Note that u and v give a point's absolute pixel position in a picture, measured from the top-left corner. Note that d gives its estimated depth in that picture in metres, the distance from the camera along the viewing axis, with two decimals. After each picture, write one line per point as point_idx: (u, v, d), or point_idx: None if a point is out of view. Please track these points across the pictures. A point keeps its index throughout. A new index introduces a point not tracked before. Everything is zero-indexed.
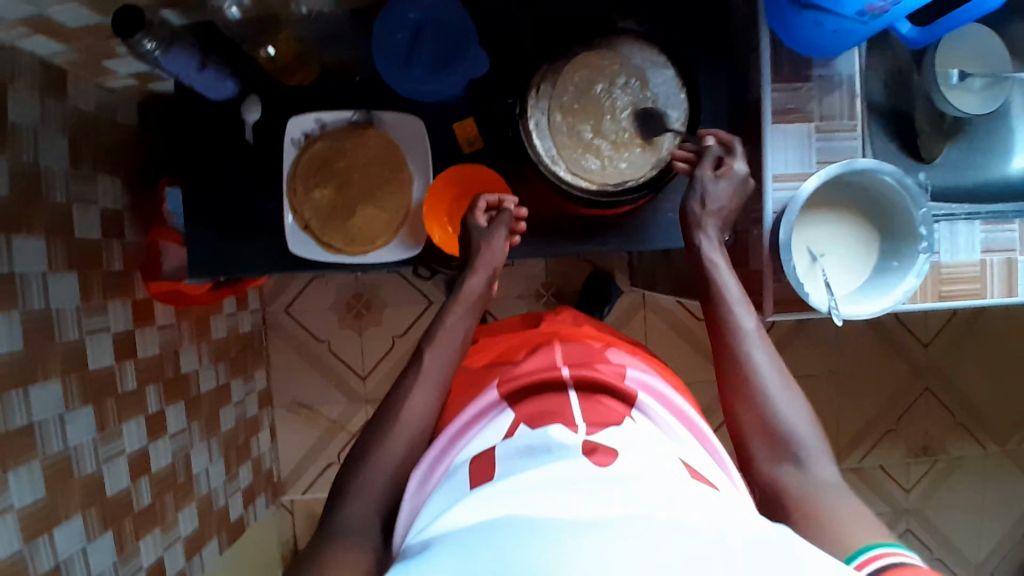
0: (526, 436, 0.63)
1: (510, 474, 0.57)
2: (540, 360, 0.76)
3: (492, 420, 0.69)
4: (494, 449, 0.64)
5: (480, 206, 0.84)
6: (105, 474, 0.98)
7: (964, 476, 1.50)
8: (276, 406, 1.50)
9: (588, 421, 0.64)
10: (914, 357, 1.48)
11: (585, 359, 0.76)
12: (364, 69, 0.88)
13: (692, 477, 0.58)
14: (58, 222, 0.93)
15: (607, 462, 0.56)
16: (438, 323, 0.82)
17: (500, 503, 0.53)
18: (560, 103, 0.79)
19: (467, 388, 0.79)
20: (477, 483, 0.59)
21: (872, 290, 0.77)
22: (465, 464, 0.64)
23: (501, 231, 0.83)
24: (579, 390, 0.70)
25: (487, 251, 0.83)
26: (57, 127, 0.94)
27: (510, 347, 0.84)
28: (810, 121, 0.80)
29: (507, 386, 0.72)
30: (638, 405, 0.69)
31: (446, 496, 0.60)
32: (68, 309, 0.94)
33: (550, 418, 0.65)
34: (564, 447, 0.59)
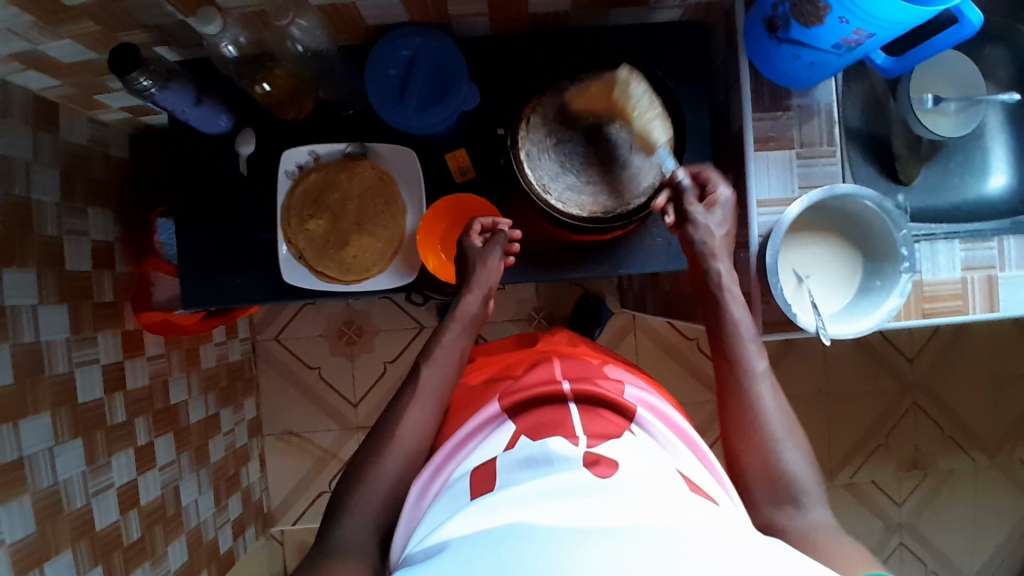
0: (527, 446, 0.63)
1: (510, 486, 0.59)
2: (540, 372, 0.76)
3: (490, 434, 0.69)
4: (495, 459, 0.64)
5: (473, 228, 0.85)
6: (94, 508, 0.96)
7: (955, 490, 1.52)
8: (266, 434, 1.48)
9: (587, 433, 0.64)
10: (900, 373, 1.50)
11: (585, 374, 0.76)
12: (356, 101, 0.90)
13: (692, 490, 0.59)
14: (49, 253, 0.93)
15: (607, 473, 0.57)
16: (435, 340, 0.83)
17: (501, 512, 0.54)
18: (548, 133, 0.81)
19: (463, 406, 0.79)
20: (478, 493, 0.60)
21: (857, 310, 0.79)
22: (465, 474, 0.65)
23: (496, 251, 0.84)
24: (579, 403, 0.70)
25: (482, 272, 0.84)
26: (49, 160, 0.95)
27: (507, 364, 0.84)
28: (791, 148, 0.82)
29: (507, 399, 0.72)
30: (637, 420, 0.69)
31: (446, 508, 0.61)
32: (58, 341, 0.93)
33: (550, 430, 0.65)
34: (567, 459, 0.60)
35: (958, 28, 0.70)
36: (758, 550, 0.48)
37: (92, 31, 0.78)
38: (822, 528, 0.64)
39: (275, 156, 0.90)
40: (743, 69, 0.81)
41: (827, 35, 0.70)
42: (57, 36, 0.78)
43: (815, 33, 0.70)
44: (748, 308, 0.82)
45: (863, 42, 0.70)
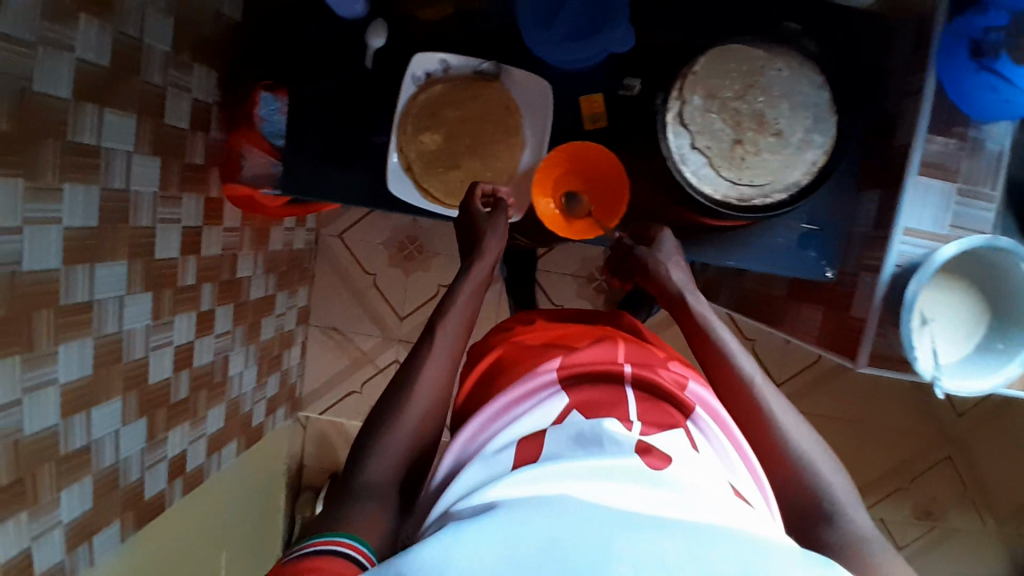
0: (578, 423, 0.59)
1: (555, 458, 0.55)
2: (601, 350, 0.72)
3: (542, 402, 0.64)
4: (544, 432, 0.60)
5: (476, 193, 0.80)
6: (150, 362, 0.97)
7: (959, 547, 1.49)
8: (312, 325, 1.50)
9: (643, 420, 0.60)
10: (942, 424, 1.47)
11: (647, 362, 0.71)
12: (499, 19, 0.83)
13: (736, 497, 0.55)
14: (149, 102, 0.90)
15: (660, 465, 0.53)
16: (450, 300, 0.77)
17: (546, 481, 0.51)
18: (704, 100, 0.75)
19: (523, 362, 0.76)
20: (521, 463, 0.56)
21: (972, 368, 0.74)
22: (510, 438, 0.61)
23: (501, 218, 0.80)
24: (637, 390, 0.65)
25: (488, 242, 0.79)
26: (167, 6, 0.90)
27: (567, 334, 0.81)
28: (953, 181, 0.76)
29: (566, 364, 0.68)
30: (693, 416, 0.64)
31: (484, 470, 0.58)
32: (145, 193, 0.92)
33: (605, 410, 0.61)
34: (619, 444, 0.55)
35: None
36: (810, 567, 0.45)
37: None
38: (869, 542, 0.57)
39: (402, 59, 0.85)
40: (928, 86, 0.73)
41: None
42: None
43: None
44: (859, 335, 0.78)
45: None
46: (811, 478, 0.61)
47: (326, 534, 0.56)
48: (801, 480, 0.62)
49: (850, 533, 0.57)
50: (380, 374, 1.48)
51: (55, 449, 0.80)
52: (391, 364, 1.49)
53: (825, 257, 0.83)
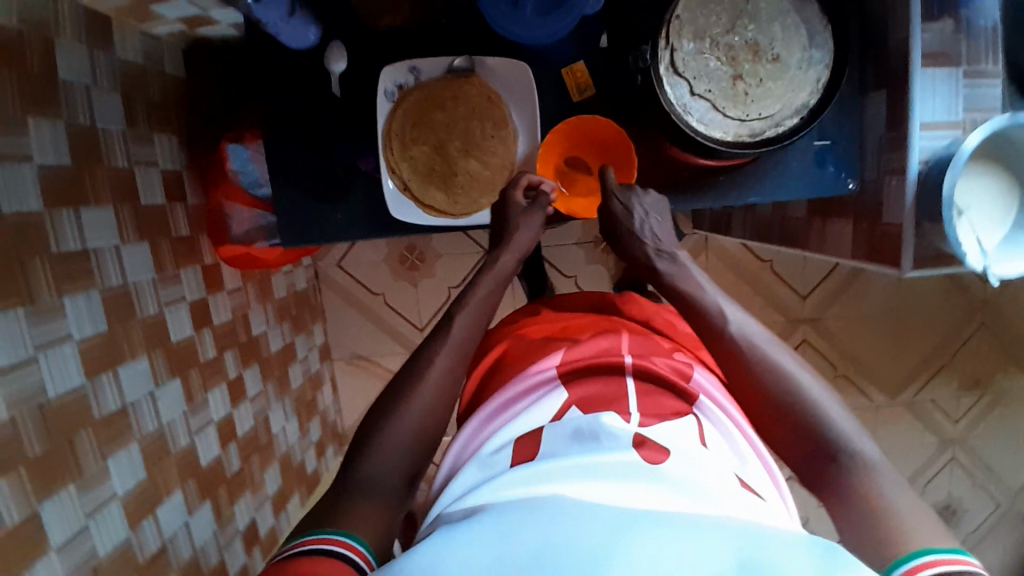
0: (575, 418, 0.62)
1: (553, 458, 0.58)
2: (602, 342, 0.74)
3: (542, 398, 0.68)
4: (540, 431, 0.63)
5: (520, 184, 0.78)
6: (197, 445, 0.96)
7: (1012, 405, 1.52)
8: (335, 358, 1.47)
9: (642, 411, 0.64)
10: (971, 293, 1.47)
11: (647, 350, 0.73)
12: (459, 11, 0.79)
13: (743, 487, 0.58)
14: (122, 188, 0.86)
15: (658, 459, 0.56)
16: (469, 294, 0.76)
17: (539, 484, 0.54)
18: (693, 43, 0.72)
19: (520, 358, 0.78)
20: (518, 463, 0.60)
21: (1017, 246, 0.74)
22: (507, 442, 0.64)
23: (536, 216, 0.78)
24: (639, 380, 0.68)
25: (518, 236, 0.78)
26: (109, 83, 0.85)
27: (568, 327, 0.81)
28: (958, 65, 0.74)
29: (563, 362, 0.71)
30: (697, 406, 0.68)
31: (480, 472, 0.62)
32: (144, 281, 0.88)
33: (603, 406, 0.64)
34: (615, 439, 0.58)
35: None
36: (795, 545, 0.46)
37: None
38: (876, 475, 0.59)
39: (370, 77, 0.81)
40: None
41: None
42: None
43: None
44: (896, 242, 0.77)
45: None
46: (817, 421, 0.63)
47: (314, 532, 0.57)
48: (808, 427, 0.63)
49: (861, 475, 0.59)
50: None
51: (135, 559, 0.80)
52: None
53: (844, 168, 0.81)
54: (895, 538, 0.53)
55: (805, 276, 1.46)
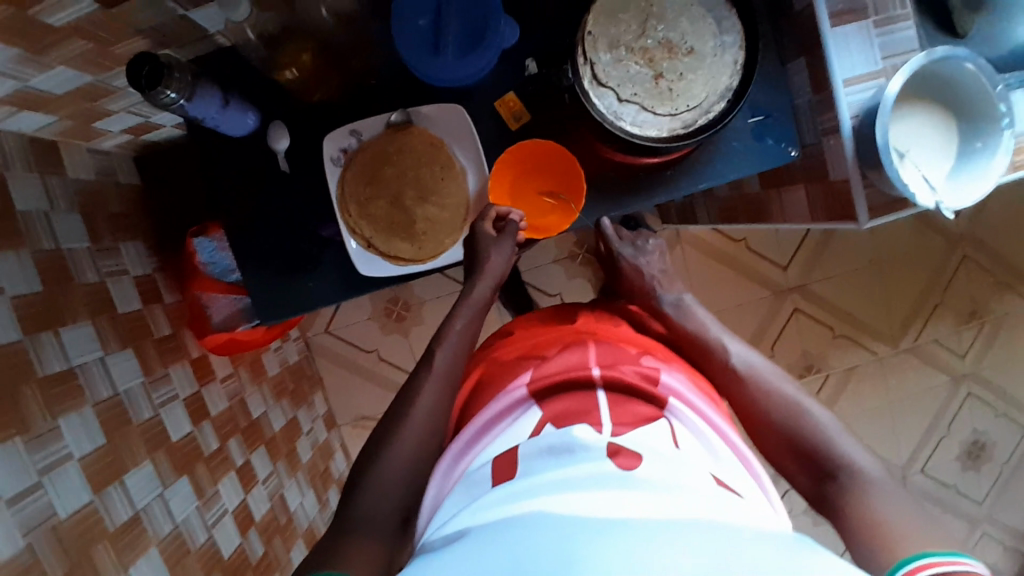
0: (551, 435, 0.62)
1: (530, 475, 0.57)
2: (571, 357, 0.73)
3: (518, 421, 0.67)
4: (517, 450, 0.63)
5: (489, 215, 0.82)
6: (217, 538, 0.95)
7: (1014, 329, 1.52)
8: (341, 424, 1.47)
9: (614, 423, 0.64)
10: (946, 229, 1.48)
11: (614, 358, 0.73)
12: (384, 67, 0.82)
13: (720, 487, 0.57)
14: (97, 301, 0.87)
15: (631, 466, 0.56)
16: (448, 326, 0.81)
17: (517, 503, 0.54)
18: (610, 53, 0.75)
19: (492, 379, 0.76)
20: (498, 482, 0.59)
21: (964, 176, 0.75)
22: (484, 464, 0.63)
23: (507, 244, 0.82)
24: (608, 391, 0.69)
25: (489, 264, 0.82)
26: (66, 204, 0.87)
27: (537, 342, 0.79)
28: (867, 17, 0.76)
29: (534, 383, 0.71)
30: (669, 409, 0.68)
31: (461, 499, 0.61)
32: (135, 387, 0.89)
33: (575, 419, 0.64)
34: (588, 449, 0.58)
35: None
36: (770, 546, 0.46)
37: (85, 50, 0.70)
38: (876, 491, 0.63)
39: (313, 145, 0.83)
40: None
41: None
42: (49, 68, 0.69)
43: None
44: (847, 196, 0.78)
45: None
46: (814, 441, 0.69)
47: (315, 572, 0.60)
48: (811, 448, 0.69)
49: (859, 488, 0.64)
50: None
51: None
52: None
53: (783, 138, 0.83)
54: (894, 543, 0.56)
55: (781, 247, 1.48)
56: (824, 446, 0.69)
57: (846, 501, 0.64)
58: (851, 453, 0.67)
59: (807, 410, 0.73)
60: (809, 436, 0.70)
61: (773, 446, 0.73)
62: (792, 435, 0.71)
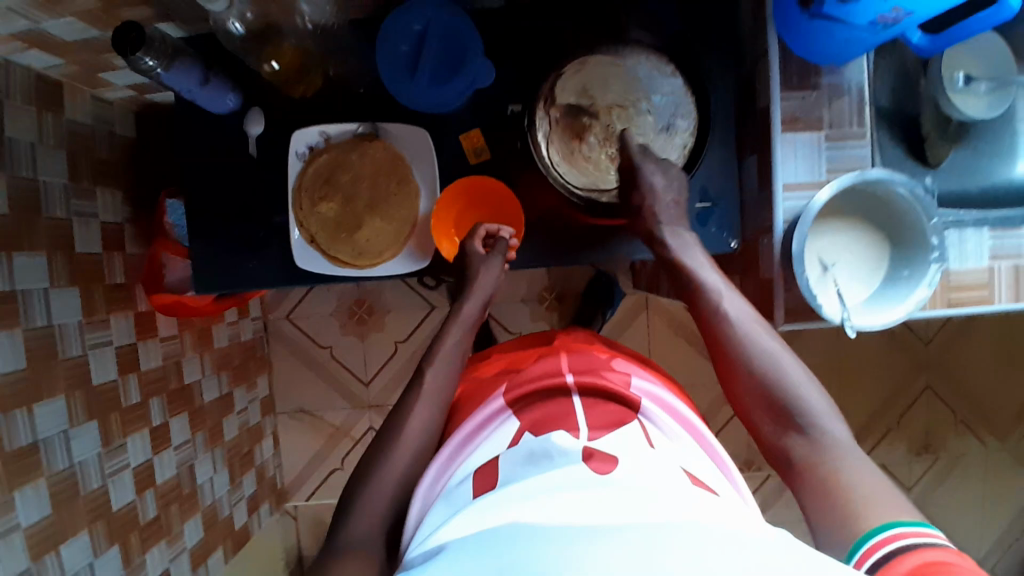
0: (530, 443, 0.64)
1: (511, 482, 0.59)
2: (546, 365, 0.77)
3: (496, 429, 0.70)
4: (498, 457, 0.64)
5: (478, 233, 0.85)
6: (110, 489, 0.97)
7: (967, 471, 1.49)
8: (279, 412, 1.49)
9: (591, 428, 0.65)
10: (914, 354, 1.47)
11: (592, 365, 0.76)
12: (367, 80, 0.87)
13: (696, 483, 0.58)
14: (58, 238, 0.92)
15: (607, 469, 0.57)
16: (438, 344, 0.83)
17: (503, 512, 0.54)
18: (568, 111, 0.82)
19: (475, 394, 0.79)
20: (480, 492, 0.60)
21: (883, 300, 0.76)
22: (469, 471, 0.65)
23: (495, 260, 0.84)
24: (583, 397, 0.71)
25: (482, 276, 0.84)
26: (55, 143, 0.93)
27: (513, 360, 0.84)
28: (819, 129, 0.79)
29: (511, 392, 0.73)
30: (642, 411, 0.70)
31: (449, 505, 0.62)
32: (71, 324, 0.93)
33: (553, 426, 0.66)
34: (564, 454, 0.60)
35: (994, 11, 0.66)
36: (770, 543, 0.46)
37: (92, 8, 0.76)
38: (846, 459, 0.64)
39: (284, 137, 0.87)
40: (772, 44, 0.77)
41: (863, 12, 0.66)
42: (58, 15, 0.75)
43: (847, 10, 0.67)
44: (770, 295, 0.80)
45: (899, 18, 0.67)
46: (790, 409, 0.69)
47: None
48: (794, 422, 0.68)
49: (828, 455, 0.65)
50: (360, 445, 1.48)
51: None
52: (367, 432, 1.49)
53: (726, 229, 0.87)
54: (854, 506, 0.58)
55: None
56: (795, 401, 0.69)
57: (814, 458, 0.65)
58: (815, 404, 0.69)
59: (775, 354, 0.72)
60: (781, 387, 0.70)
61: (741, 384, 0.73)
62: (767, 387, 0.71)
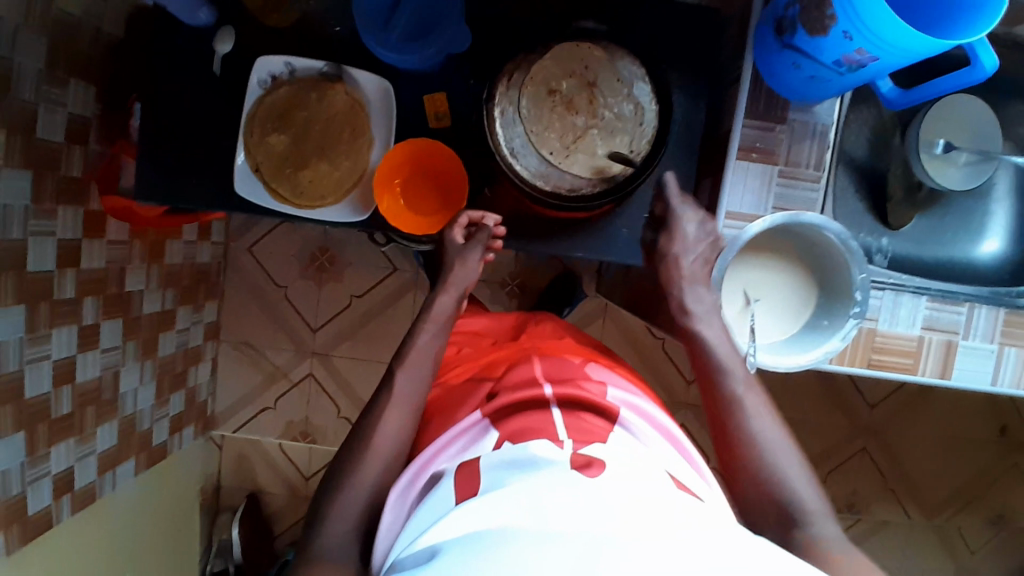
0: (509, 450, 0.62)
1: (495, 488, 0.57)
2: (523, 373, 0.76)
3: (474, 442, 0.68)
4: (479, 460, 0.63)
5: (459, 221, 0.85)
6: (25, 376, 0.97)
7: (886, 540, 1.48)
8: (222, 341, 1.50)
9: (573, 437, 0.64)
10: (858, 415, 1.45)
11: (569, 375, 0.76)
12: (343, 21, 0.86)
13: (679, 489, 0.59)
14: (20, 118, 0.91)
15: (597, 472, 0.56)
16: (411, 340, 0.83)
17: (489, 514, 0.52)
18: (530, 92, 0.81)
19: (452, 400, 0.78)
20: (463, 497, 0.58)
21: (796, 344, 0.76)
22: (450, 473, 0.64)
23: (476, 250, 0.85)
24: (562, 406, 0.70)
25: (460, 271, 0.86)
26: (39, 27, 0.93)
27: (493, 359, 0.83)
28: (775, 163, 0.78)
29: (491, 403, 0.71)
30: (619, 420, 0.70)
31: (434, 507, 0.60)
32: (16, 207, 0.92)
33: (533, 434, 0.65)
34: (546, 459, 0.59)
35: (969, 71, 0.63)
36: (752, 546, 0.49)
37: None
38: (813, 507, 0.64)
39: (252, 63, 0.87)
40: (744, 68, 0.76)
41: (830, 49, 0.65)
42: None
43: (818, 44, 0.65)
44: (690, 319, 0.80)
45: (864, 63, 0.65)
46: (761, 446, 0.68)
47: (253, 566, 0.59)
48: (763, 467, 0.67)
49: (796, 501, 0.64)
50: (295, 389, 1.49)
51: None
52: (305, 377, 1.50)
53: None
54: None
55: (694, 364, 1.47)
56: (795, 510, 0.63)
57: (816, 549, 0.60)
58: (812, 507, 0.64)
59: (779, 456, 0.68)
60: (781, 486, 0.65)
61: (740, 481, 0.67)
62: (764, 481, 0.66)
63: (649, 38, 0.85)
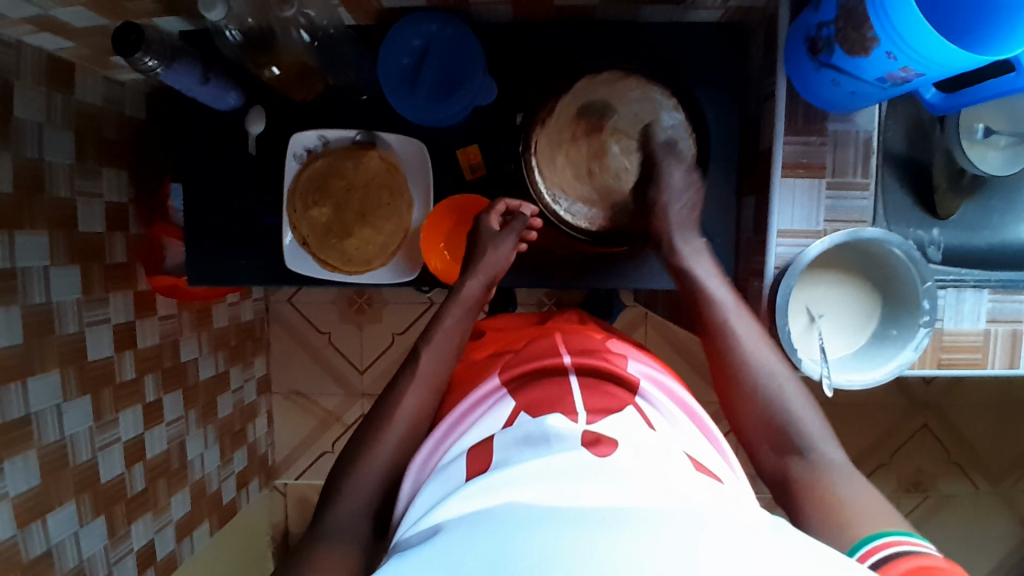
0: (526, 423, 0.56)
1: (506, 466, 0.51)
2: (541, 347, 0.69)
3: (489, 411, 0.62)
4: (493, 436, 0.57)
5: (497, 208, 0.82)
6: (100, 461, 1.00)
7: (956, 513, 1.47)
8: (274, 392, 1.53)
9: (588, 410, 0.57)
10: (914, 394, 1.44)
11: (586, 347, 0.69)
12: (368, 87, 0.87)
13: (698, 472, 0.52)
14: (60, 216, 0.93)
15: (607, 453, 0.50)
16: (438, 322, 0.77)
17: (493, 497, 0.47)
18: (560, 138, 0.83)
19: (470, 376, 0.73)
20: (472, 474, 0.52)
21: (868, 359, 0.79)
22: (464, 448, 0.58)
23: (511, 238, 0.81)
24: (579, 375, 0.63)
25: (492, 256, 0.80)
26: (63, 123, 0.94)
27: (513, 339, 0.77)
28: (821, 176, 0.77)
29: (510, 373, 0.65)
30: (640, 393, 0.63)
31: (442, 487, 0.54)
32: (68, 302, 0.94)
33: (549, 406, 0.58)
34: (564, 439, 0.52)
35: (1012, 78, 0.62)
36: (769, 539, 0.41)
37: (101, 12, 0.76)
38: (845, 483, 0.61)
39: (283, 137, 0.88)
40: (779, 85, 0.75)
41: (871, 67, 0.64)
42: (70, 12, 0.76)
43: (858, 63, 0.65)
44: None
45: (910, 79, 0.64)
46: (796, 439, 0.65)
47: None
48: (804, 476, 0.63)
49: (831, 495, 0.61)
50: (351, 430, 1.50)
51: (18, 555, 0.86)
52: (358, 419, 1.51)
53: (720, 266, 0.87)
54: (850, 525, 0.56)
55: None
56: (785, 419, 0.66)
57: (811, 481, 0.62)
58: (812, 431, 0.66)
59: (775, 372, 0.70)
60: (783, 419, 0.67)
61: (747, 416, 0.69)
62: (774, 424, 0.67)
63: (673, 65, 0.85)
